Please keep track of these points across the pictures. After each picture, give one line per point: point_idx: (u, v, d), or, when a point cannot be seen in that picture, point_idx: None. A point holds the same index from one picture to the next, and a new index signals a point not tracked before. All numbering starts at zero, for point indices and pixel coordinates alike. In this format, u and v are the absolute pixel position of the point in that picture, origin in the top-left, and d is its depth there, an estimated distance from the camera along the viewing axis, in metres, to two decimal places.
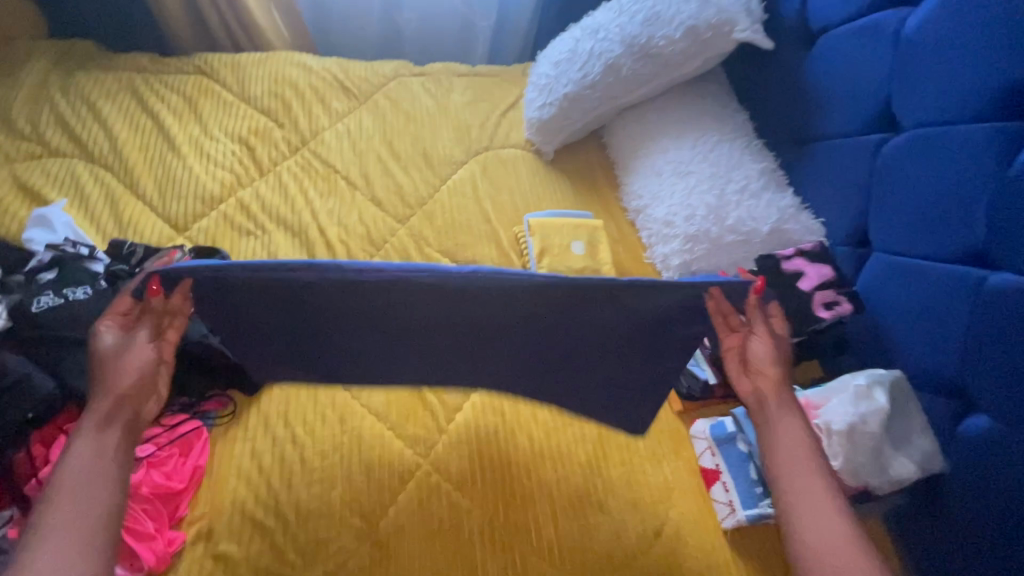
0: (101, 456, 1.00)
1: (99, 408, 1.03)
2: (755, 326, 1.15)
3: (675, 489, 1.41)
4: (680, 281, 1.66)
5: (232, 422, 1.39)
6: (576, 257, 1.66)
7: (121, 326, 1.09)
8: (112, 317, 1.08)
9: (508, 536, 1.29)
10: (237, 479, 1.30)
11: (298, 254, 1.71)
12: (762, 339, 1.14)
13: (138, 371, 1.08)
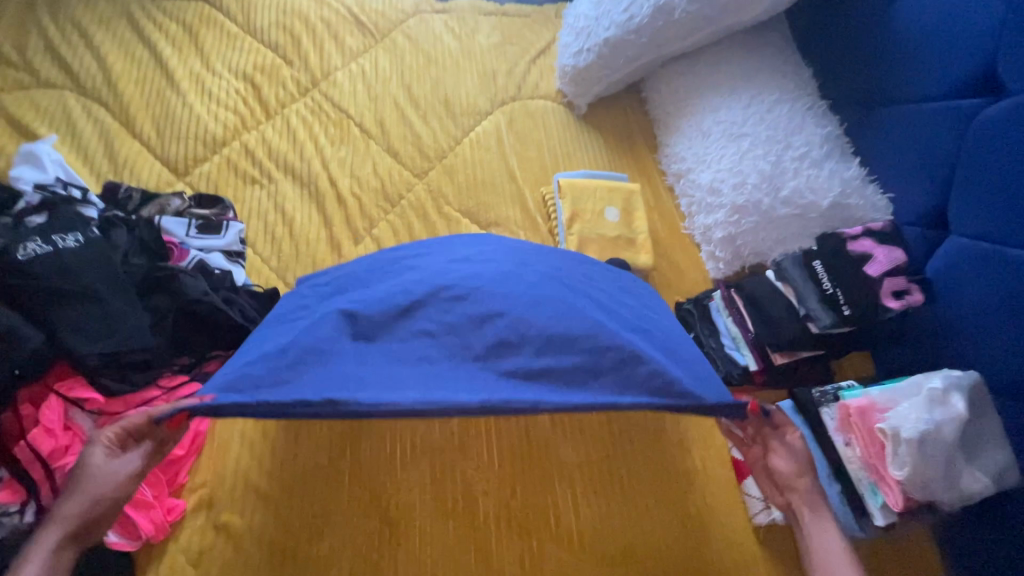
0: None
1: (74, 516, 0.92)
2: (769, 446, 1.04)
3: (704, 477, 1.32)
4: (721, 256, 1.52)
5: None
6: (609, 225, 1.51)
7: (119, 441, 0.97)
8: (114, 431, 0.97)
9: (522, 516, 1.22)
10: (241, 444, 1.23)
11: (307, 207, 1.57)
12: (780, 451, 1.04)
13: (124, 485, 0.96)
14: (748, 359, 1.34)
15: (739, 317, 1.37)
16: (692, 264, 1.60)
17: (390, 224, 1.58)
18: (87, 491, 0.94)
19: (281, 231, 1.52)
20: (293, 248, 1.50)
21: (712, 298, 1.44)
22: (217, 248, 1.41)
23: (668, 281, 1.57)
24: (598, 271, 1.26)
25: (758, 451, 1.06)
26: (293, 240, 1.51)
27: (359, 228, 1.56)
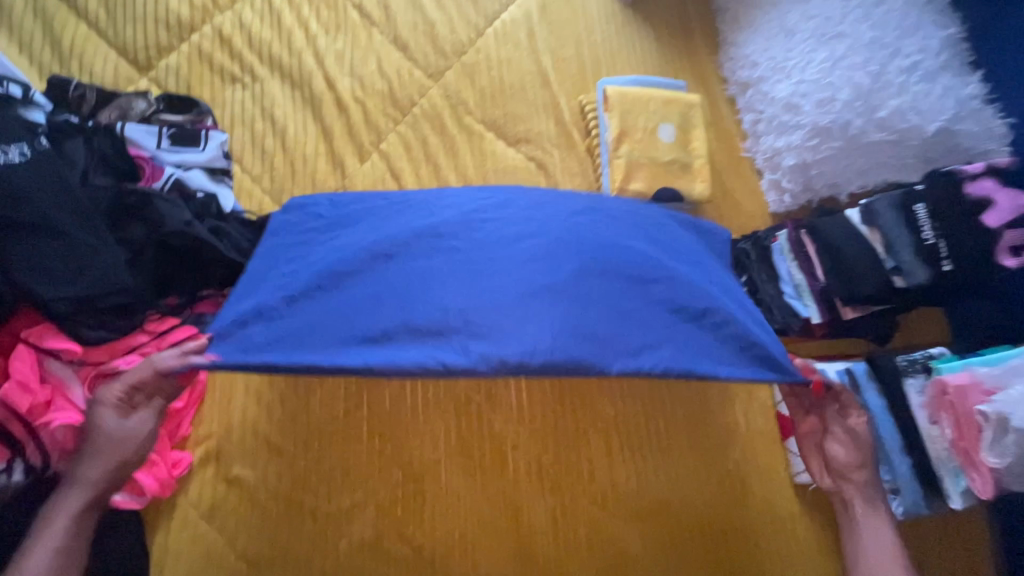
0: (78, 534, 0.87)
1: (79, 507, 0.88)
2: (830, 423, 0.97)
3: (747, 432, 1.23)
4: (789, 186, 1.32)
5: None
6: (663, 146, 1.28)
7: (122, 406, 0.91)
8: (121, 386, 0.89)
9: (553, 466, 1.15)
10: (246, 394, 1.12)
11: (300, 114, 1.31)
12: (840, 438, 0.96)
13: (145, 443, 0.93)
14: (811, 311, 1.19)
15: (807, 262, 1.20)
16: (749, 194, 1.40)
17: (401, 137, 1.33)
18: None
19: (271, 144, 1.28)
20: (287, 166, 1.27)
21: (777, 239, 1.25)
22: (197, 164, 1.19)
23: (722, 213, 1.37)
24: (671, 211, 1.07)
25: (813, 425, 0.99)
26: (286, 155, 1.28)
27: (364, 143, 1.32)
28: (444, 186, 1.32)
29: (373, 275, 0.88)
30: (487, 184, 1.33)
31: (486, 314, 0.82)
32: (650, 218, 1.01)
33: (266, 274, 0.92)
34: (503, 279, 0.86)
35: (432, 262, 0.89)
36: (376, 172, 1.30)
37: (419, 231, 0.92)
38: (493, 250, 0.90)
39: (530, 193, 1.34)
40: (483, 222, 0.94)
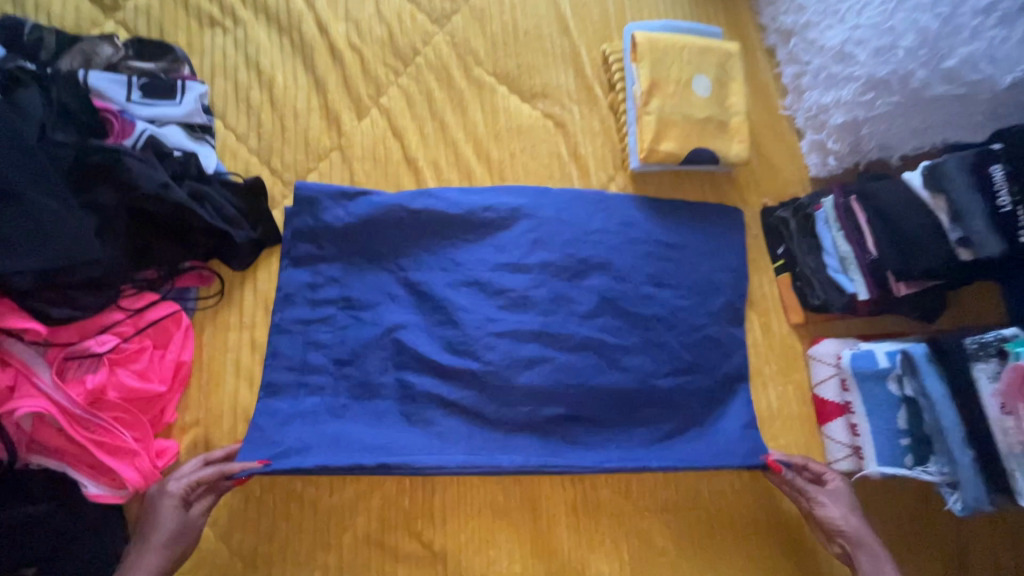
0: None
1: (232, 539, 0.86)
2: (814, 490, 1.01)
3: (780, 417, 1.15)
4: (836, 147, 1.19)
5: (222, 304, 1.04)
6: (698, 102, 1.14)
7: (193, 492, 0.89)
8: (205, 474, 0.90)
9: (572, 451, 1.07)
10: (236, 377, 1.01)
11: (289, 63, 1.16)
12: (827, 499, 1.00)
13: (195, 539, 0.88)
14: (857, 286, 1.09)
15: (854, 232, 1.09)
16: (787, 156, 1.28)
17: (403, 91, 1.20)
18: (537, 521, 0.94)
19: (257, 97, 1.13)
20: (276, 121, 1.13)
21: (820, 207, 1.14)
22: (173, 119, 1.05)
23: (756, 178, 1.26)
24: (652, 241, 1.18)
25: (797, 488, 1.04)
26: (274, 109, 1.13)
27: (362, 96, 1.18)
28: (452, 147, 1.19)
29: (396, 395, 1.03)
30: (499, 145, 1.20)
31: (503, 443, 1.01)
32: (626, 265, 1.15)
33: (293, 375, 1.01)
34: (516, 401, 1.04)
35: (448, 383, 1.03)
36: (376, 130, 1.17)
37: (440, 335, 1.07)
38: (509, 363, 1.05)
39: (547, 154, 1.20)
40: (506, 283, 1.10)
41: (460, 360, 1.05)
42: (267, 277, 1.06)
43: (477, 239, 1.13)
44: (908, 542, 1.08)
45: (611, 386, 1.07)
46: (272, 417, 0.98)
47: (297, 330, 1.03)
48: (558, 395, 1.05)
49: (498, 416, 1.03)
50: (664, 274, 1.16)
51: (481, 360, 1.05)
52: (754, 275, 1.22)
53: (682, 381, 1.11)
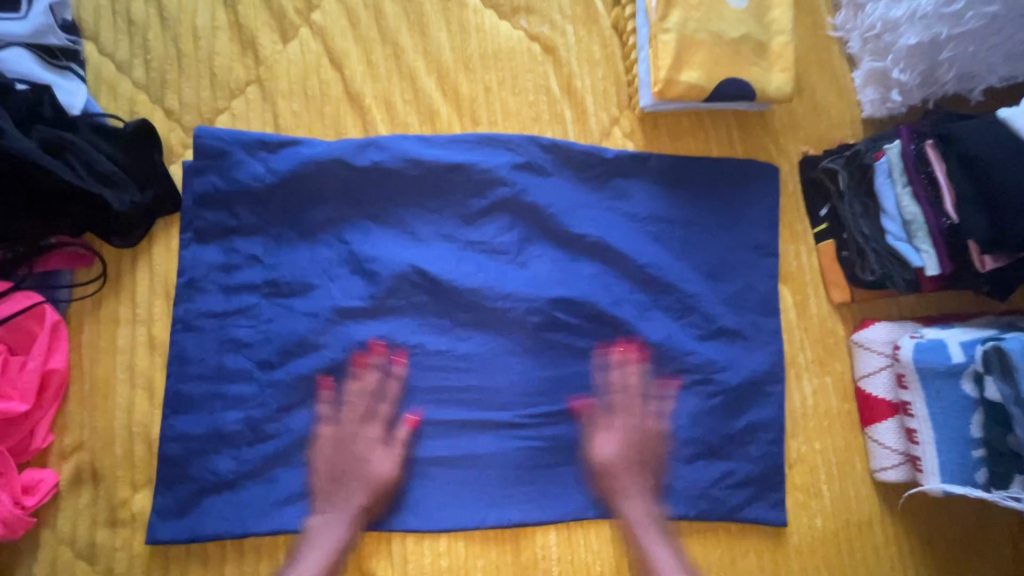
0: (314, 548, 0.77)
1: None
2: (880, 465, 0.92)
3: (815, 416, 0.95)
4: (904, 79, 0.92)
5: (107, 292, 0.79)
6: (731, 15, 0.86)
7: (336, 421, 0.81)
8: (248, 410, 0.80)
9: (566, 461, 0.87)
10: (130, 386, 0.78)
11: None
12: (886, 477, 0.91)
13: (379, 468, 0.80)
14: (926, 261, 0.86)
15: (929, 191, 0.85)
16: (834, 91, 1.02)
17: (341, 2, 0.90)
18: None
19: (140, 10, 0.84)
20: (168, 43, 0.84)
21: (884, 156, 0.89)
22: (19, 43, 0.76)
23: (793, 120, 1.01)
24: (660, 224, 0.95)
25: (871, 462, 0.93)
26: (164, 27, 0.84)
27: (286, 10, 0.89)
28: (409, 78, 0.91)
29: (340, 407, 0.83)
30: (470, 76, 0.92)
31: (474, 464, 0.85)
32: (630, 249, 0.93)
33: (204, 386, 0.80)
34: (488, 412, 0.86)
35: (411, 393, 0.85)
36: (307, 54, 0.89)
37: (396, 334, 0.86)
38: (479, 370, 0.87)
39: (534, 89, 0.93)
40: (477, 271, 0.89)
41: (426, 362, 0.86)
42: (167, 254, 0.82)
43: (439, 207, 0.89)
44: (976, 560, 0.92)
45: (607, 390, 0.89)
46: (181, 442, 0.78)
47: (210, 327, 0.81)
48: (543, 398, 0.88)
49: (467, 431, 0.85)
50: (672, 251, 0.95)
51: (451, 359, 0.87)
52: (788, 243, 0.99)
53: (693, 381, 0.92)
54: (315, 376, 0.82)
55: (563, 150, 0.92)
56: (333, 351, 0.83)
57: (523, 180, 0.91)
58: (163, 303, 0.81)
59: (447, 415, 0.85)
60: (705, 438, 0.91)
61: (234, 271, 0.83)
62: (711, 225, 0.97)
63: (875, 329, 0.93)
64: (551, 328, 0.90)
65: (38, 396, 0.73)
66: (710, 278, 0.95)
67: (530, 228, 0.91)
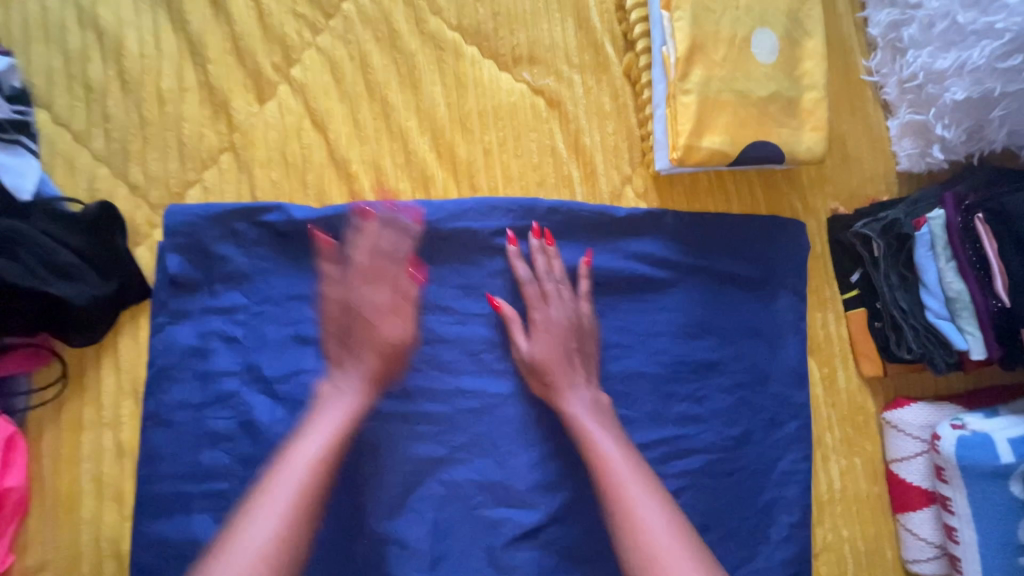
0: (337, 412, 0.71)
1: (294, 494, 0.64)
2: (913, 554, 0.85)
3: (843, 501, 0.88)
4: (948, 135, 0.83)
5: (68, 393, 0.72)
6: (759, 72, 0.77)
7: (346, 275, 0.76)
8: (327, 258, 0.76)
9: (577, 560, 0.79)
10: (97, 498, 0.71)
11: (146, 17, 0.77)
12: (920, 566, 0.85)
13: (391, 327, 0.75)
14: (971, 344, 0.79)
15: (978, 269, 0.77)
16: (867, 141, 0.93)
17: (324, 54, 0.81)
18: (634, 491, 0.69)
19: (98, 74, 0.75)
20: (131, 111, 0.76)
21: (928, 226, 0.80)
22: None
23: (821, 175, 0.92)
24: (677, 293, 0.86)
25: (902, 550, 0.86)
26: (127, 92, 0.76)
27: (263, 67, 0.80)
28: (400, 138, 0.82)
29: (326, 502, 0.75)
30: (468, 135, 0.83)
31: (475, 566, 0.76)
32: (645, 323, 0.85)
33: (179, 487, 0.72)
34: (488, 507, 0.77)
35: (402, 483, 0.76)
36: (286, 116, 0.80)
37: (388, 421, 0.77)
38: (480, 453, 0.78)
39: (538, 150, 0.85)
40: (477, 345, 0.80)
41: (420, 453, 0.77)
42: (134, 347, 0.74)
43: (434, 276, 0.80)
44: None
45: None
46: (154, 552, 0.70)
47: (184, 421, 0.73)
48: (550, 487, 0.79)
49: (465, 520, 0.77)
50: (690, 321, 0.86)
51: (448, 448, 0.78)
52: (814, 310, 0.91)
53: (713, 467, 0.84)
54: None
55: (571, 213, 0.83)
56: None
57: (524, 249, 0.82)
58: (131, 401, 0.73)
59: (446, 509, 0.77)
60: (727, 530, 0.83)
61: (210, 357, 0.75)
62: (733, 293, 0.88)
63: (910, 410, 0.85)
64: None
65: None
66: (731, 351, 0.87)
67: None
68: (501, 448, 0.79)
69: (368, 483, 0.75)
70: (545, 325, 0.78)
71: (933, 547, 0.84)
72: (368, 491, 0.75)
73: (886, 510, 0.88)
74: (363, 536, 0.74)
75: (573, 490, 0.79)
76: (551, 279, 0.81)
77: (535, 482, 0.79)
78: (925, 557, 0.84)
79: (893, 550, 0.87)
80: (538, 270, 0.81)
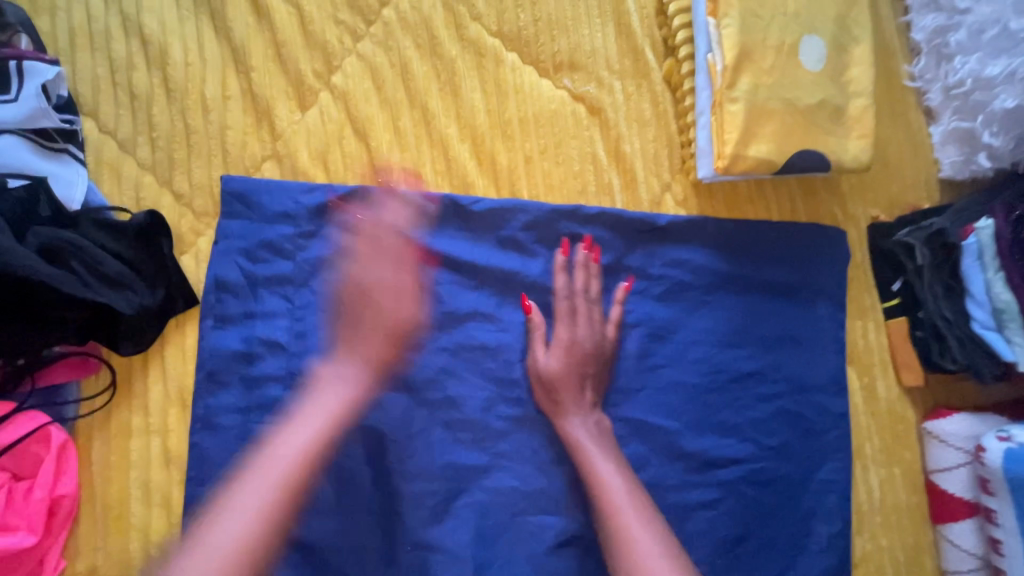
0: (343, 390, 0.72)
1: (268, 496, 0.63)
2: (955, 564, 0.84)
3: (882, 510, 0.88)
4: (996, 143, 0.81)
5: (116, 400, 0.72)
6: (807, 79, 0.76)
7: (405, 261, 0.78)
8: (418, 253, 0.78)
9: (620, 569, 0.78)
10: (146, 505, 0.71)
11: (190, 24, 0.77)
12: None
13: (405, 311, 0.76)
14: (1020, 355, 0.77)
15: None
16: (908, 148, 0.92)
17: (365, 61, 0.81)
18: (628, 516, 0.69)
19: (143, 82, 0.75)
20: (176, 119, 0.76)
21: (978, 236, 0.79)
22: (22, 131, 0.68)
23: (862, 183, 0.91)
24: (718, 300, 0.86)
25: (944, 561, 0.86)
26: (171, 100, 0.76)
27: (305, 74, 0.79)
28: (440, 145, 0.82)
29: (372, 507, 0.75)
30: (508, 142, 0.83)
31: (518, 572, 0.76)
32: (686, 331, 0.84)
33: None
34: (530, 514, 0.78)
35: (444, 489, 0.76)
36: (327, 123, 0.80)
37: (430, 427, 0.77)
38: (520, 460, 0.78)
39: (579, 157, 0.84)
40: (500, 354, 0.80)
41: (463, 460, 0.77)
42: (180, 353, 0.74)
43: (474, 285, 0.80)
44: None
45: (663, 487, 0.80)
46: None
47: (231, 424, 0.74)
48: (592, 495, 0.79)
49: (506, 526, 0.77)
50: (731, 328, 0.85)
51: (490, 456, 0.78)
52: (854, 318, 0.90)
53: (754, 475, 0.84)
54: (340, 483, 0.74)
55: (613, 220, 0.83)
56: (362, 452, 0.75)
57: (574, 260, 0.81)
58: (178, 408, 0.74)
59: (488, 515, 0.77)
60: (769, 538, 0.83)
61: (255, 362, 0.75)
62: (773, 300, 0.87)
63: (953, 421, 0.85)
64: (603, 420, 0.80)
65: (45, 524, 0.67)
66: (772, 359, 0.86)
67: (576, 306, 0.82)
68: (543, 455, 0.79)
69: (412, 490, 0.75)
70: (566, 343, 0.78)
71: (975, 559, 0.83)
72: (411, 498, 0.75)
73: (927, 519, 0.87)
74: (406, 543, 0.74)
75: None
76: (584, 297, 0.80)
77: (577, 490, 0.78)
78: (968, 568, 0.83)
79: (934, 559, 0.87)
80: (564, 287, 0.80)
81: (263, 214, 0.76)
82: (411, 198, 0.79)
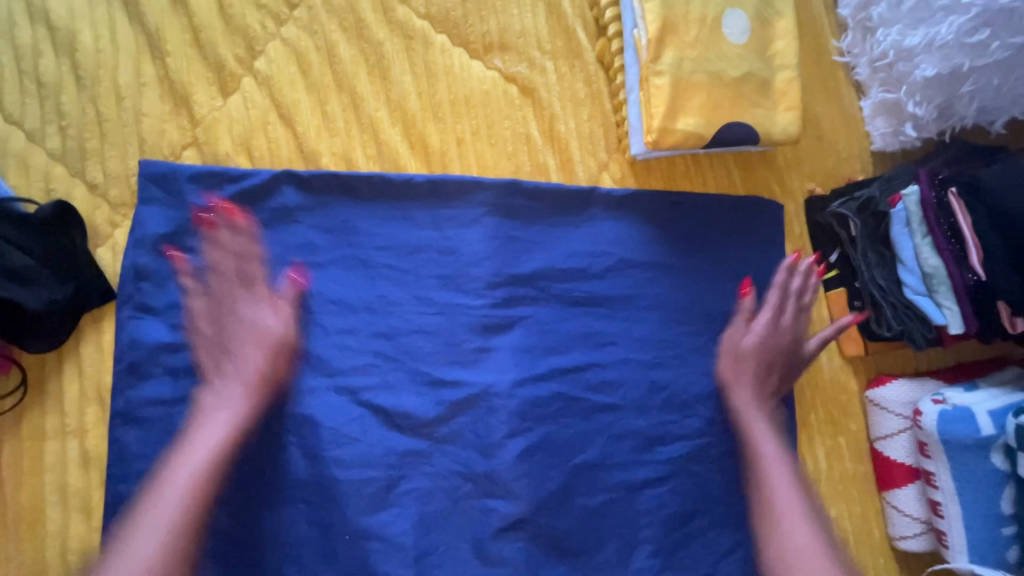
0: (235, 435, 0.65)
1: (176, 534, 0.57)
2: (901, 530, 0.85)
3: (829, 480, 0.88)
4: (920, 113, 0.83)
5: (29, 398, 0.69)
6: (731, 53, 0.77)
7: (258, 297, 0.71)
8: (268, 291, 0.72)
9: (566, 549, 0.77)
10: (63, 508, 0.68)
11: (100, 10, 0.74)
12: (908, 542, 0.85)
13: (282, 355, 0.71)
14: (949, 318, 0.79)
15: (954, 245, 0.77)
16: (841, 122, 0.93)
17: (289, 45, 0.79)
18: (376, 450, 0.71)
19: (51, 70, 0.73)
20: (87, 107, 0.73)
21: (905, 204, 0.80)
22: None
23: (798, 157, 0.92)
24: (660, 275, 0.85)
25: (891, 527, 0.86)
26: (82, 87, 0.73)
27: (225, 59, 0.77)
28: (371, 129, 0.80)
29: (306, 498, 0.72)
30: (440, 124, 0.82)
31: (461, 558, 0.75)
32: (626, 305, 0.84)
33: None
34: (474, 498, 0.76)
35: (384, 476, 0.74)
36: (251, 109, 0.77)
37: (368, 413, 0.75)
38: (464, 442, 0.77)
39: (512, 138, 0.84)
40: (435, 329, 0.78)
41: (404, 446, 0.75)
42: (98, 348, 0.72)
43: (410, 265, 0.78)
44: None
45: (609, 465, 0.80)
46: None
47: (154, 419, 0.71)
48: (537, 476, 0.77)
49: (451, 510, 0.75)
50: (673, 300, 0.85)
51: (431, 441, 0.76)
52: None
53: (700, 448, 0.83)
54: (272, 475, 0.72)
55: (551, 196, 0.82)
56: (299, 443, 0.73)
57: (514, 220, 0.81)
58: (98, 405, 0.71)
59: (430, 501, 0.75)
60: (716, 511, 0.83)
61: (179, 353, 0.72)
62: (713, 275, 0.87)
63: (892, 388, 0.86)
64: (544, 399, 0.79)
65: None
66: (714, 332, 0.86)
67: (514, 281, 0.81)
68: (486, 439, 0.77)
69: (350, 479, 0.73)
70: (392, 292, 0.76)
71: (919, 521, 0.84)
72: (348, 487, 0.73)
73: (874, 487, 0.88)
74: (344, 533, 0.72)
75: (560, 479, 0.78)
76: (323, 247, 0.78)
77: (522, 473, 0.77)
78: (913, 532, 0.84)
79: (881, 525, 0.87)
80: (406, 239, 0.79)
81: (186, 200, 0.74)
82: (342, 177, 0.78)
